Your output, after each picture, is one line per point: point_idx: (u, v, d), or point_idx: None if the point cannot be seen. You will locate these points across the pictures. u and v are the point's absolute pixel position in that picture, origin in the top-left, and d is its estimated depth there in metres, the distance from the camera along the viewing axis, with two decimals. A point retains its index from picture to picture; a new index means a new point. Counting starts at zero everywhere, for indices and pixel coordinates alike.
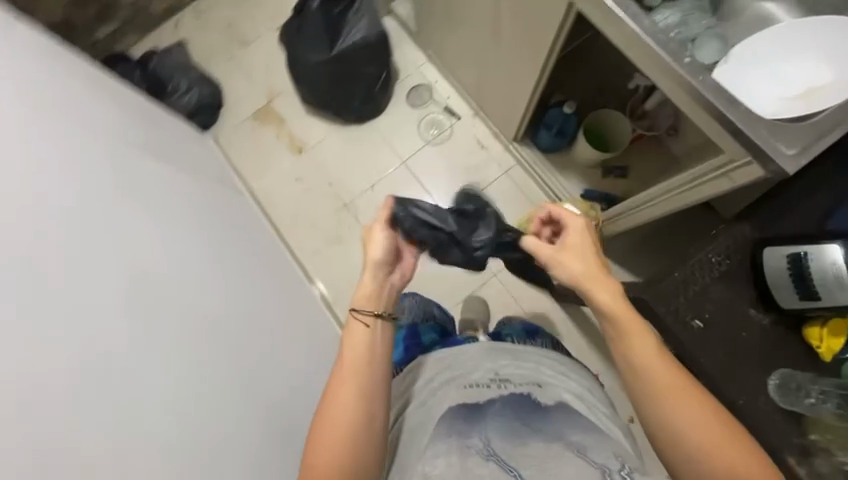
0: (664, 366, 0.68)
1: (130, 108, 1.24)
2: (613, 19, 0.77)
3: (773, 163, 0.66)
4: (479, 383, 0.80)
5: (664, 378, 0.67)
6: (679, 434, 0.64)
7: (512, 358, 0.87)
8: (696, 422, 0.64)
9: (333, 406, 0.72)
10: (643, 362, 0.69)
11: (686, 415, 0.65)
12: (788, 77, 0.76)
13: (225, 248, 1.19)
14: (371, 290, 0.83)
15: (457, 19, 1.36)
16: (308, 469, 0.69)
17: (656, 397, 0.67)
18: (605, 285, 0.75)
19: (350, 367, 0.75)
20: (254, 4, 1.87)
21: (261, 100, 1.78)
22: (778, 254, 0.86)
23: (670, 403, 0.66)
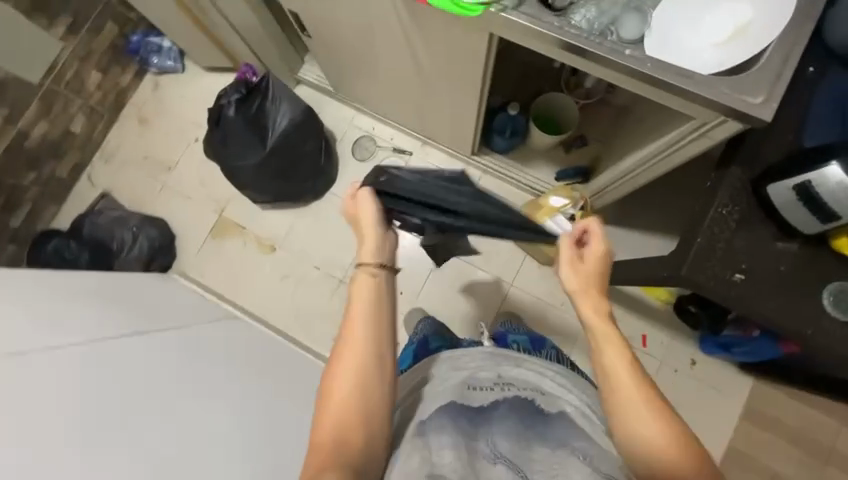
0: (637, 380, 0.69)
1: (94, 292, 1.13)
2: (543, 37, 0.77)
3: (749, 116, 0.70)
4: (484, 387, 0.80)
5: (636, 394, 0.68)
6: (641, 437, 0.66)
7: (514, 364, 0.86)
8: (655, 426, 0.66)
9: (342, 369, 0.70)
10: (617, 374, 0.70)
11: (647, 418, 0.66)
12: (713, 28, 0.78)
13: (253, 389, 1.10)
14: (374, 245, 0.80)
15: (364, 72, 1.28)
16: (319, 422, 0.67)
17: (625, 411, 0.68)
18: (589, 296, 0.75)
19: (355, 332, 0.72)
20: (160, 126, 1.76)
21: (213, 216, 1.69)
22: (784, 186, 0.75)
23: (640, 417, 0.67)
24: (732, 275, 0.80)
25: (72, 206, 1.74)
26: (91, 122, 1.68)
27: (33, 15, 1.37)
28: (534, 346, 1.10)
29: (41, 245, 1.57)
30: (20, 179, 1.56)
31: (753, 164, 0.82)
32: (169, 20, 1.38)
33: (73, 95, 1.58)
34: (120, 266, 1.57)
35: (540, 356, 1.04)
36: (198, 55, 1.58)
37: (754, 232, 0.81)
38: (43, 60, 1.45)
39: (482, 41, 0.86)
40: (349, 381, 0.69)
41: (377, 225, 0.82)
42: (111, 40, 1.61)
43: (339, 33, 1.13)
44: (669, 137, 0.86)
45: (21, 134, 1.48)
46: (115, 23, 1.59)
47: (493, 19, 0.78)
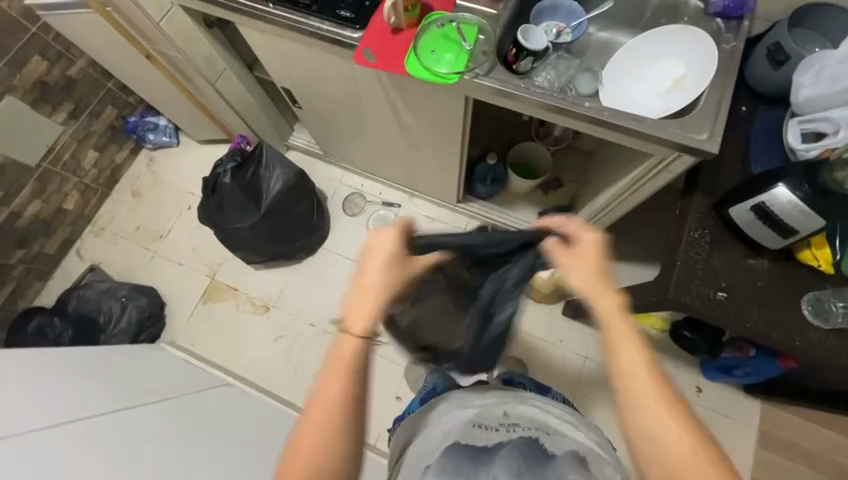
0: (653, 384, 0.58)
1: (79, 369, 1.09)
2: (512, 96, 0.88)
3: (698, 150, 0.80)
4: (488, 425, 0.78)
5: (653, 401, 0.57)
6: (663, 449, 0.55)
7: (522, 402, 0.80)
8: (678, 443, 0.54)
9: (317, 409, 0.59)
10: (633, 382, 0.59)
11: (666, 426, 0.55)
12: (655, 81, 0.91)
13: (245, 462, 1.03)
14: (371, 310, 0.65)
15: (351, 135, 1.39)
16: None
17: (640, 426, 0.57)
18: (603, 290, 0.65)
19: (335, 366, 0.61)
20: (153, 197, 1.80)
21: (204, 280, 1.68)
22: (742, 208, 0.83)
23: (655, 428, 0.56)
24: (716, 293, 0.85)
25: (58, 282, 1.71)
26: (84, 198, 1.72)
27: (37, 104, 1.46)
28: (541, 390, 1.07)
29: (22, 324, 1.51)
30: (7, 258, 1.54)
31: (713, 190, 0.91)
32: (168, 102, 1.49)
33: (69, 174, 1.63)
34: (105, 340, 1.52)
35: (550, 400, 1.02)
36: (194, 130, 1.68)
37: (727, 252, 0.88)
38: (42, 144, 1.51)
39: (458, 102, 0.98)
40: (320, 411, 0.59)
41: (391, 285, 0.67)
42: (110, 122, 1.70)
43: (327, 104, 1.24)
44: (637, 172, 0.95)
45: (14, 213, 1.51)
46: (114, 107, 1.69)
47: (468, 84, 0.88)
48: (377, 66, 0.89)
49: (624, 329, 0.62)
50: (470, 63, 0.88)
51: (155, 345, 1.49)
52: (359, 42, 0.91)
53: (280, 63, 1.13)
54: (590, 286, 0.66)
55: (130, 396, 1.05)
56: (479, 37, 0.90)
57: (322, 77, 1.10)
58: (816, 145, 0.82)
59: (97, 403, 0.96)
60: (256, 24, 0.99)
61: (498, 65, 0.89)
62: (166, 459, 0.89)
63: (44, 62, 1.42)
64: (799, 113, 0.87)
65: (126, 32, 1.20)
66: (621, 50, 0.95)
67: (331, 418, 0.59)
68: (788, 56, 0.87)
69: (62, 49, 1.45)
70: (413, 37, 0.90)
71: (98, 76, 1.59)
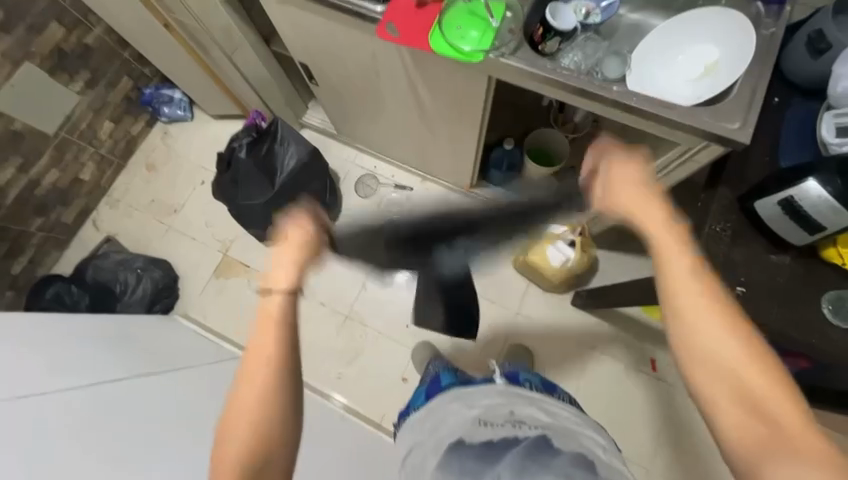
0: (740, 346, 0.54)
1: (96, 336, 1.13)
2: (539, 78, 0.85)
3: (730, 140, 0.77)
4: (495, 422, 0.79)
5: (736, 355, 0.53)
6: (714, 355, 0.55)
7: (527, 404, 0.87)
8: (737, 352, 0.54)
9: (245, 385, 0.63)
10: (709, 343, 0.55)
11: (729, 345, 0.54)
12: (688, 66, 0.88)
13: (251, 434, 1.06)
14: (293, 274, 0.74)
15: (368, 115, 1.37)
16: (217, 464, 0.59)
17: (718, 379, 0.54)
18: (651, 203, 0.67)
19: (265, 321, 0.68)
20: (168, 171, 1.81)
21: (217, 256, 1.70)
22: (769, 203, 0.81)
23: (745, 382, 0.52)
24: (735, 288, 0.84)
25: (76, 251, 1.75)
26: (100, 170, 1.74)
27: (54, 73, 1.45)
28: (547, 387, 1.03)
29: (41, 290, 1.56)
30: (26, 226, 1.58)
31: (738, 183, 0.89)
32: (184, 74, 1.48)
33: (85, 144, 1.64)
34: (121, 309, 1.56)
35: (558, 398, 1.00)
36: (209, 104, 1.67)
37: (748, 246, 0.86)
38: (60, 113, 1.52)
39: (481, 82, 0.95)
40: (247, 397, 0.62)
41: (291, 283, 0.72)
42: (125, 93, 1.69)
43: (345, 81, 1.22)
44: (661, 161, 0.93)
45: (33, 180, 1.53)
46: (130, 78, 1.68)
47: (493, 63, 0.86)
48: (400, 42, 0.87)
49: (672, 237, 0.63)
50: (496, 42, 0.86)
51: (169, 316, 1.53)
52: (382, 16, 0.89)
53: (299, 37, 1.11)
54: (628, 208, 0.69)
55: (144, 364, 1.10)
56: (507, 15, 0.88)
57: (342, 52, 1.08)
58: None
59: (111, 370, 1.00)
60: None
61: (525, 45, 0.86)
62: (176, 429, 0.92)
63: (62, 29, 1.41)
64: (836, 106, 0.84)
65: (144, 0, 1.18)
66: (652, 34, 0.92)
67: (277, 364, 0.65)
68: (829, 45, 0.84)
69: (79, 16, 1.44)
70: (438, 12, 0.88)
71: (114, 45, 1.58)
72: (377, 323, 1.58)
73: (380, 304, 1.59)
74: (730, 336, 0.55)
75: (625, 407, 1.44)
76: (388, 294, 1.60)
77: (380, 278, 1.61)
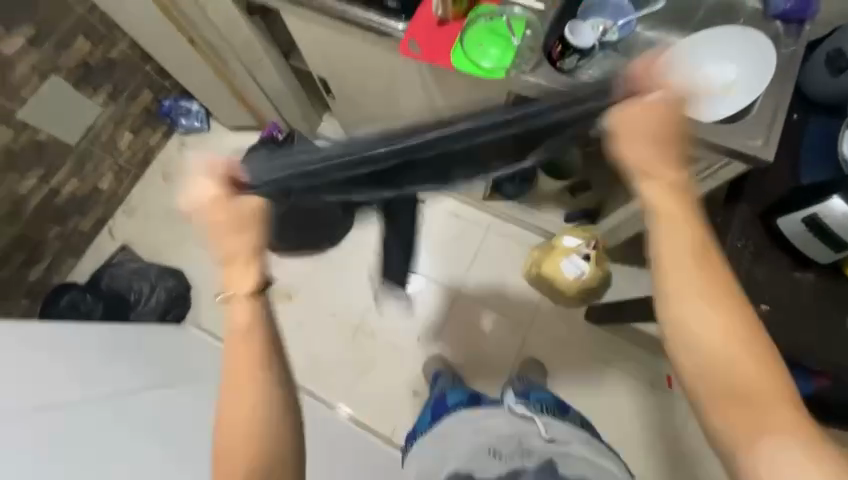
0: (701, 279, 0.58)
1: (113, 345, 1.14)
2: (560, 95, 0.87)
3: (753, 157, 0.78)
4: (503, 453, 0.93)
5: (690, 282, 0.59)
6: (695, 343, 0.58)
7: (539, 428, 0.97)
8: (710, 315, 0.57)
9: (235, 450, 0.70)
10: (672, 269, 0.60)
11: (696, 285, 0.59)
12: (705, 81, 0.89)
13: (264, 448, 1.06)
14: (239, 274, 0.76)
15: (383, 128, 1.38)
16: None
17: (707, 361, 0.57)
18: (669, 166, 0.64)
19: (240, 378, 0.73)
20: (183, 181, 1.83)
21: (229, 265, 1.71)
22: (792, 219, 0.81)
23: (685, 299, 0.59)
24: (759, 305, 0.83)
25: (90, 260, 1.76)
26: (118, 179, 1.77)
27: (79, 86, 1.49)
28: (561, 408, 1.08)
29: (56, 298, 1.57)
30: (44, 234, 1.60)
31: (760, 199, 0.88)
32: (204, 88, 1.52)
33: (105, 155, 1.68)
34: (135, 317, 1.57)
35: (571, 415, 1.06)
36: (225, 116, 1.69)
37: (772, 263, 0.85)
38: (83, 124, 1.56)
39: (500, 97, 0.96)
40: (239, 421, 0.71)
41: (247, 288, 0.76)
42: (145, 105, 1.73)
43: (362, 95, 1.24)
44: None
45: (53, 190, 1.56)
46: (151, 90, 1.72)
47: (514, 80, 0.88)
48: (422, 58, 0.90)
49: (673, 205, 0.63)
50: (516, 59, 0.88)
51: (181, 326, 1.53)
52: (405, 32, 0.91)
53: (320, 53, 1.14)
54: (646, 162, 0.64)
55: (162, 375, 1.11)
56: (526, 33, 0.90)
57: (361, 67, 1.10)
58: None
59: (134, 379, 1.02)
60: (303, 13, 1.00)
61: (543, 64, 0.89)
62: None
63: (88, 43, 1.45)
64: None
65: (172, 18, 1.22)
66: (668, 49, 0.93)
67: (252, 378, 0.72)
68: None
69: (105, 32, 1.48)
70: (460, 30, 0.90)
71: (137, 59, 1.62)
72: (388, 336, 1.57)
73: (391, 316, 1.58)
74: (738, 333, 0.56)
75: (639, 424, 1.42)
76: (399, 306, 1.59)
77: (391, 289, 1.60)
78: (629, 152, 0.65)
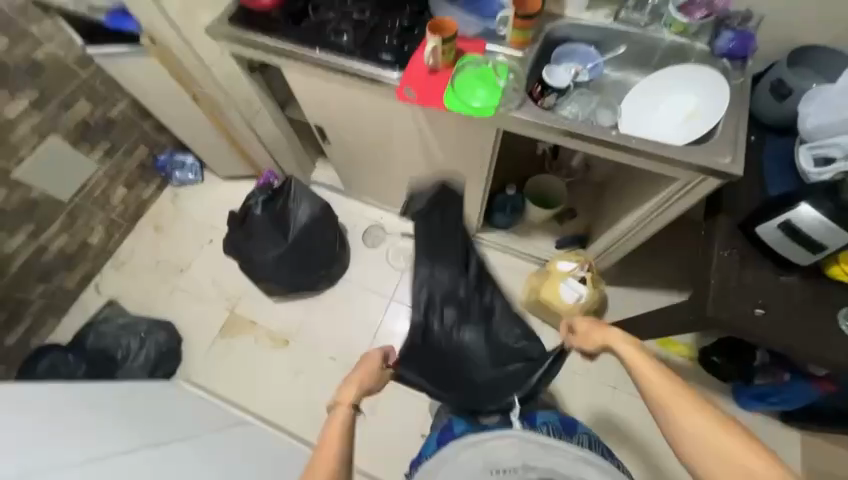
0: (686, 398, 0.73)
1: (99, 403, 1.06)
2: (545, 127, 0.95)
3: (726, 172, 0.86)
4: (506, 469, 0.81)
5: (679, 405, 0.72)
6: (706, 448, 0.68)
7: (544, 452, 0.81)
8: (705, 432, 0.69)
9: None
10: (659, 391, 0.76)
11: (692, 424, 0.70)
12: (670, 111, 0.99)
13: None
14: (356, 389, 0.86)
15: (376, 169, 1.44)
16: None
17: (704, 449, 0.68)
18: (652, 375, 0.78)
19: (330, 432, 0.77)
20: (175, 232, 1.83)
21: (223, 314, 1.66)
22: (770, 226, 0.87)
23: (691, 429, 0.70)
24: (753, 310, 0.88)
25: (74, 318, 1.69)
26: (108, 233, 1.75)
27: (77, 143, 1.53)
28: (566, 429, 0.97)
29: (36, 360, 1.48)
30: (28, 292, 1.55)
31: (736, 211, 0.95)
32: (202, 140, 1.58)
33: (97, 210, 1.68)
34: (121, 376, 1.48)
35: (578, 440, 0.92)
36: (219, 166, 1.74)
37: (758, 269, 0.91)
38: (77, 180, 1.57)
39: (489, 133, 1.05)
40: (320, 479, 0.70)
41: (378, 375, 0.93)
42: (141, 161, 1.77)
43: (358, 140, 1.31)
44: (663, 194, 1.00)
45: (41, 246, 1.53)
46: (146, 146, 1.76)
47: (502, 116, 0.96)
48: (416, 102, 0.98)
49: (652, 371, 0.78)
50: (502, 98, 0.96)
51: (173, 381, 1.46)
52: (401, 81, 1.00)
53: (318, 102, 1.22)
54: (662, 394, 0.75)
55: (153, 433, 1.03)
56: (510, 76, 0.99)
57: (357, 113, 1.18)
58: (829, 169, 0.88)
59: (124, 439, 0.95)
60: (304, 69, 1.10)
61: (527, 101, 0.97)
62: None
63: (89, 104, 1.51)
64: (809, 140, 0.94)
65: (179, 76, 1.30)
66: (634, 88, 1.05)
67: (336, 462, 0.72)
68: (791, 90, 0.97)
69: (106, 94, 1.55)
70: (450, 76, 1.00)
71: (135, 118, 1.67)
72: None
73: None
74: (714, 426, 0.69)
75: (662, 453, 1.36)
76: (400, 344, 1.55)
77: (391, 326, 1.58)
78: (620, 343, 0.86)
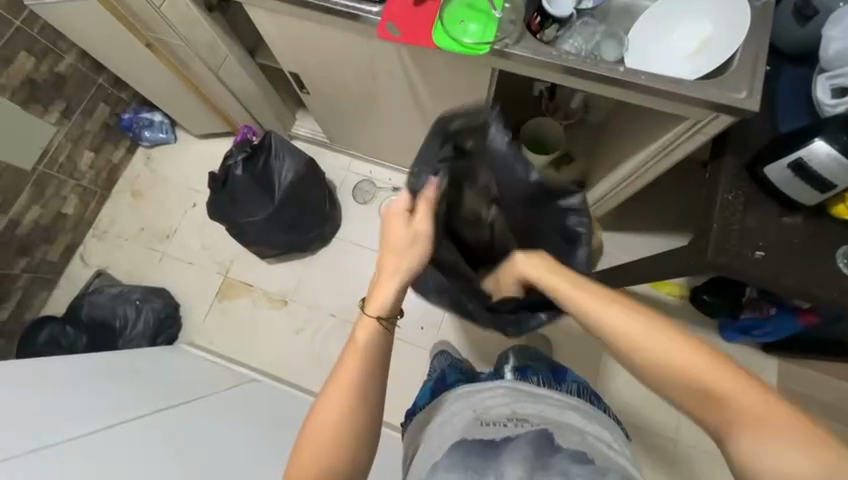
0: (643, 324, 0.64)
1: (104, 375, 1.07)
2: (546, 66, 0.86)
3: (741, 109, 0.80)
4: (496, 422, 0.77)
5: (638, 332, 0.63)
6: (684, 385, 0.60)
7: (533, 401, 0.82)
8: (685, 370, 0.60)
9: (315, 425, 0.67)
10: (624, 330, 0.64)
11: (671, 364, 0.61)
12: (683, 41, 0.90)
13: (276, 459, 1.02)
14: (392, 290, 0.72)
15: (363, 121, 1.34)
16: (299, 457, 0.66)
17: (683, 387, 0.60)
18: (609, 304, 0.67)
19: (352, 354, 0.69)
20: (155, 197, 1.74)
21: (217, 279, 1.64)
22: (778, 166, 0.84)
23: (658, 355, 0.62)
24: (753, 252, 0.88)
25: (65, 290, 1.66)
26: (83, 202, 1.66)
27: (27, 104, 1.38)
28: (556, 379, 1.01)
29: (33, 334, 1.47)
30: (10, 268, 1.49)
31: (744, 151, 0.92)
32: (167, 95, 1.43)
33: (66, 178, 1.56)
34: (123, 345, 1.49)
35: (567, 389, 0.96)
36: (191, 124, 1.60)
37: (761, 210, 0.90)
38: (37, 146, 1.44)
39: (484, 75, 0.95)
40: (327, 416, 0.67)
41: (411, 248, 0.75)
42: (103, 120, 1.62)
43: (340, 88, 1.20)
44: (670, 135, 0.95)
45: (13, 220, 1.45)
46: (107, 103, 1.60)
47: (499, 55, 0.86)
48: (403, 41, 0.87)
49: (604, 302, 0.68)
50: (498, 33, 0.85)
51: (176, 347, 1.47)
52: (381, 16, 0.88)
53: (291, 45, 1.09)
54: (632, 331, 0.64)
55: (161, 398, 1.05)
56: (506, 5, 0.88)
57: (337, 56, 1.06)
58: (844, 101, 0.84)
59: (131, 406, 0.97)
60: (269, 5, 0.95)
61: (526, 34, 0.87)
62: (202, 464, 0.88)
63: (31, 58, 1.33)
64: (829, 69, 0.87)
65: (121, 19, 1.14)
66: (642, 16, 0.94)
67: (352, 392, 0.67)
68: (817, 12, 0.89)
69: (49, 44, 1.36)
70: (438, 8, 0.87)
71: (88, 71, 1.50)
72: None
73: None
74: (676, 347, 0.61)
75: None
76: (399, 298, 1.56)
77: None
78: (544, 276, 0.75)
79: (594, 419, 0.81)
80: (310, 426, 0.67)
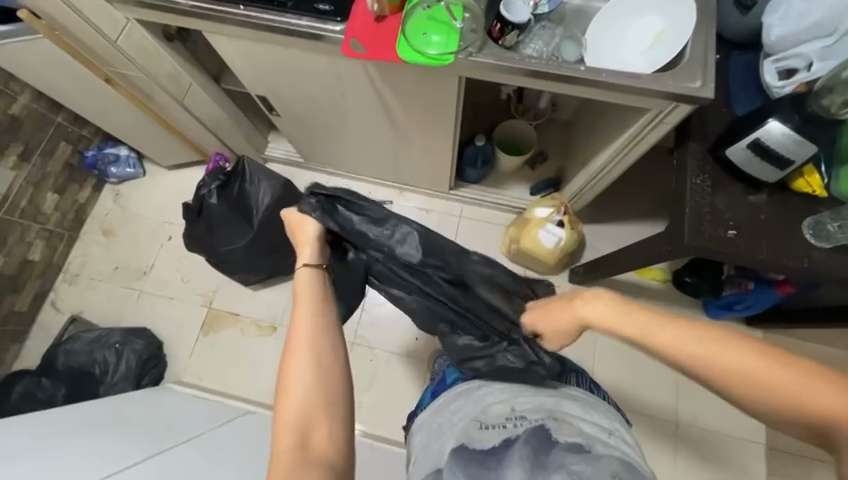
0: (711, 342, 0.60)
1: (84, 426, 1.01)
2: (511, 70, 0.87)
3: (698, 98, 0.84)
4: (494, 424, 0.75)
5: (694, 345, 0.61)
6: (789, 406, 0.56)
7: (530, 395, 0.80)
8: (780, 382, 0.56)
9: (288, 365, 0.67)
10: (705, 356, 0.60)
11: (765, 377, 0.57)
12: (636, 37, 0.94)
13: None
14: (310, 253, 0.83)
15: (336, 138, 1.33)
16: (282, 401, 0.64)
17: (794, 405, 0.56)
18: (695, 333, 0.61)
19: (303, 298, 0.75)
20: (127, 234, 1.68)
21: (201, 311, 1.59)
22: (739, 147, 0.88)
23: (712, 358, 0.60)
24: (726, 232, 0.92)
25: (38, 340, 1.57)
26: (50, 246, 1.58)
27: None
28: None
29: (5, 392, 1.38)
30: None
31: (706, 137, 0.97)
32: (133, 129, 1.40)
33: (30, 222, 1.49)
34: (105, 391, 1.42)
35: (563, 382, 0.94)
36: (160, 155, 1.57)
37: (728, 192, 0.94)
38: None
39: (452, 84, 0.96)
40: (298, 349, 0.68)
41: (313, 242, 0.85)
42: (66, 160, 1.56)
43: (310, 107, 1.19)
44: (634, 128, 0.98)
45: None
46: (69, 142, 1.55)
47: (463, 64, 0.87)
48: (367, 56, 0.87)
49: (674, 331, 0.62)
50: (461, 42, 0.87)
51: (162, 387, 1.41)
52: (345, 34, 0.89)
53: (255, 68, 1.08)
54: (709, 357, 0.60)
55: (153, 441, 1.00)
56: (466, 15, 0.90)
57: (303, 74, 1.05)
58: (790, 82, 0.91)
59: (119, 454, 0.91)
60: (231, 30, 0.95)
61: (488, 42, 0.89)
62: None
63: None
64: (773, 53, 0.94)
65: (77, 54, 1.11)
66: (596, 17, 0.98)
67: (315, 324, 0.71)
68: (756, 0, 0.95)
69: (0, 86, 1.31)
70: (399, 23, 0.89)
71: (45, 111, 1.45)
72: (385, 344, 1.52)
73: (385, 323, 1.54)
74: (728, 348, 0.59)
75: (648, 372, 1.45)
76: (389, 311, 1.55)
77: (376, 297, 1.56)
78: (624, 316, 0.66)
79: (590, 408, 0.77)
80: (285, 365, 0.68)
